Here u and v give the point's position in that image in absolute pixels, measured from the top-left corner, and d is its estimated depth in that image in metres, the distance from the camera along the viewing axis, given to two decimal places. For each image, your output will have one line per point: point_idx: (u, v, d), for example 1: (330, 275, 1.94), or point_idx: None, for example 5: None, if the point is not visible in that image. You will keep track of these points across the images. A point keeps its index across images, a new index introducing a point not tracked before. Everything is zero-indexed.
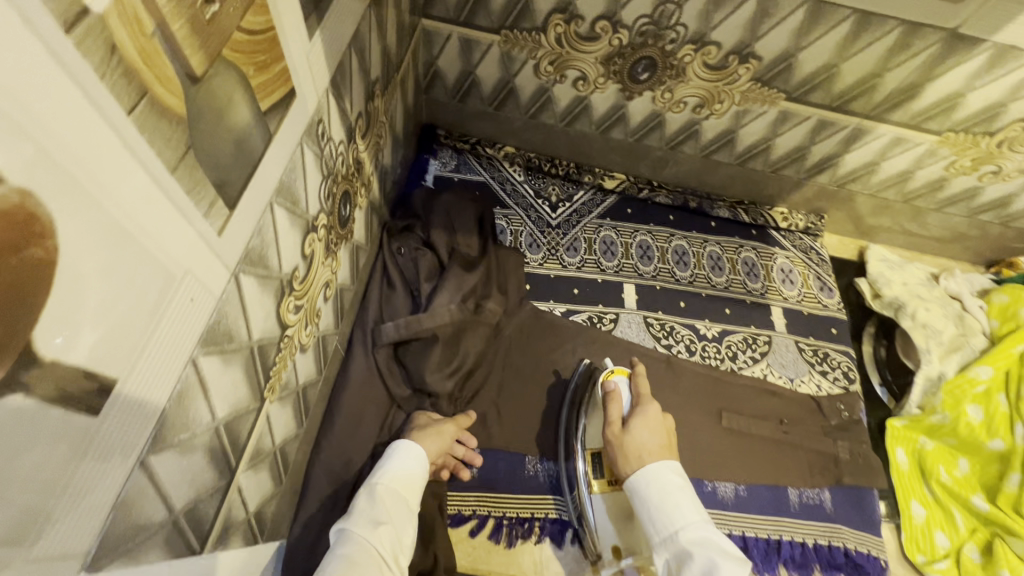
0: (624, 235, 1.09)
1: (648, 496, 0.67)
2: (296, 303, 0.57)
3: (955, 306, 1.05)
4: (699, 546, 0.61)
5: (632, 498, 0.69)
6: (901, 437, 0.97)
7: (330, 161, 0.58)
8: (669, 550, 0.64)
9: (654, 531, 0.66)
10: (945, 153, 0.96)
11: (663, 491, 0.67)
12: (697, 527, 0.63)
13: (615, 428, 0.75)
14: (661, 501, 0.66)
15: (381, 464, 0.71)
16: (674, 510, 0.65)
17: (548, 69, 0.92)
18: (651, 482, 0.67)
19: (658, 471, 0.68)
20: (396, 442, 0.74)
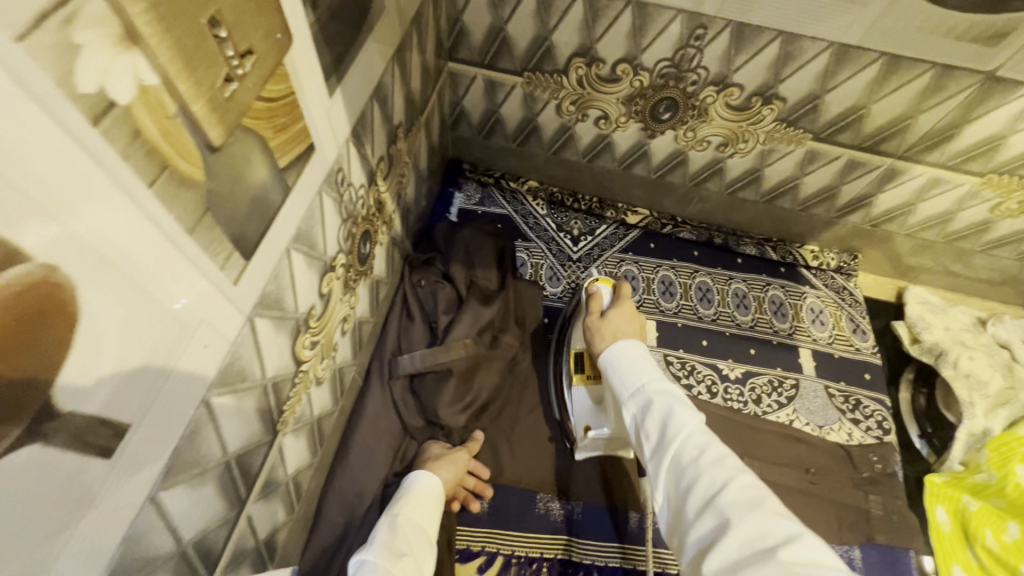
0: (646, 271, 1.08)
1: (619, 360, 0.66)
2: (312, 339, 0.60)
3: (1003, 355, 0.98)
4: (662, 393, 0.59)
5: (603, 368, 0.67)
6: (942, 495, 0.90)
7: (350, 205, 0.61)
8: (633, 400, 0.61)
9: (622, 388, 0.63)
10: (988, 195, 0.91)
11: (632, 357, 0.65)
12: (661, 383, 0.61)
13: (594, 317, 0.75)
14: (631, 365, 0.64)
15: (398, 498, 0.71)
16: (642, 369, 0.63)
17: (570, 108, 0.94)
18: (623, 350, 0.66)
19: (630, 343, 0.66)
20: (410, 473, 0.75)
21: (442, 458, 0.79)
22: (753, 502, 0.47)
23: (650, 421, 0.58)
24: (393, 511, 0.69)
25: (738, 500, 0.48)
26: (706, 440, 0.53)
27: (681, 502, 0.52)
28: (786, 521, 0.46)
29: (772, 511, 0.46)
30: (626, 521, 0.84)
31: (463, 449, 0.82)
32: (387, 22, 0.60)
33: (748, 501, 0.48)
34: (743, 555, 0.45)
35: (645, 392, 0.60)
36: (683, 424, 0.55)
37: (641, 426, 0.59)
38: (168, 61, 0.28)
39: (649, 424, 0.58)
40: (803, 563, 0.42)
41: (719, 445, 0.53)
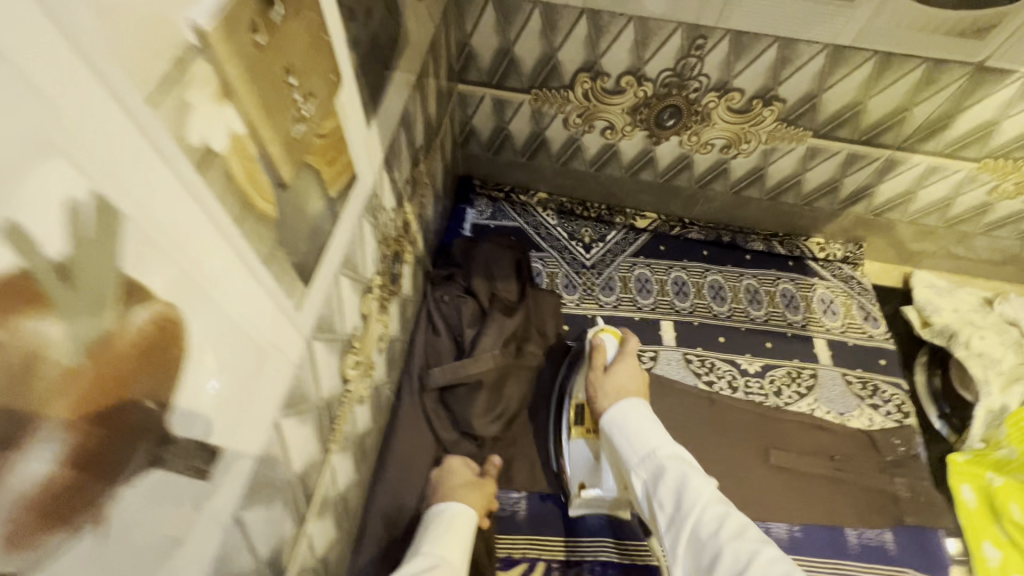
0: (658, 273, 1.11)
1: (626, 426, 0.68)
2: (355, 360, 0.62)
3: (1013, 332, 1.01)
4: (673, 460, 0.61)
5: (609, 432, 0.70)
6: (966, 473, 0.92)
7: (383, 228, 0.64)
8: (645, 469, 0.63)
9: (632, 454, 0.66)
10: (985, 179, 0.95)
11: (638, 423, 0.68)
12: (673, 449, 0.63)
13: (597, 372, 0.79)
14: (639, 432, 0.67)
15: (445, 535, 0.69)
16: (651, 434, 0.66)
17: (577, 121, 0.97)
18: (627, 411, 0.69)
19: (636, 403, 0.70)
20: (458, 507, 0.73)
21: (469, 487, 0.78)
22: (777, 574, 0.48)
23: (664, 490, 0.59)
24: (441, 552, 0.66)
25: (762, 572, 0.48)
26: (722, 509, 0.55)
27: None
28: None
29: None
30: None
31: (488, 480, 0.80)
32: (410, 53, 0.63)
33: (772, 575, 0.48)
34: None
35: (657, 459, 0.63)
36: (698, 493, 0.56)
37: (655, 496, 0.60)
38: (254, 108, 0.31)
39: (661, 493, 0.59)
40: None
41: (734, 515, 0.54)
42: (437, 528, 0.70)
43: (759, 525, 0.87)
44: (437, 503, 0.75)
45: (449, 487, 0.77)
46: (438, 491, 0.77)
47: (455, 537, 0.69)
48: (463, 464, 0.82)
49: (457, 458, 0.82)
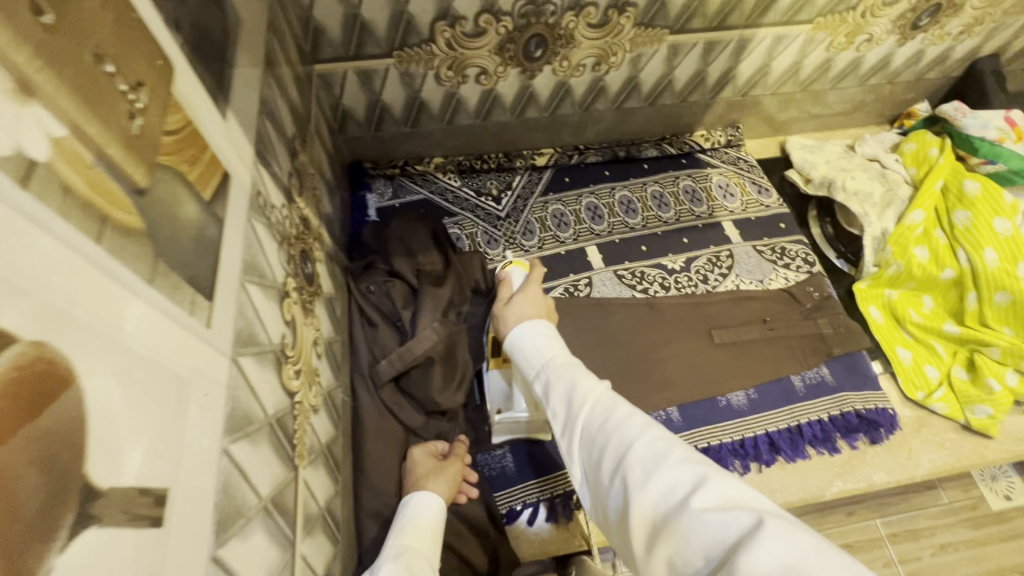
0: (571, 204, 1.13)
1: (523, 342, 0.68)
2: (294, 369, 0.58)
3: (875, 167, 1.14)
4: (564, 367, 0.62)
5: (511, 351, 0.70)
6: (871, 296, 1.05)
7: (279, 226, 0.59)
8: (539, 379, 0.64)
9: (528, 369, 0.66)
10: (822, 37, 1.04)
11: (533, 338, 0.68)
12: (563, 358, 0.64)
13: (500, 304, 0.80)
14: (535, 346, 0.67)
15: (410, 529, 0.67)
16: (544, 346, 0.66)
17: (448, 73, 0.95)
18: (527, 329, 0.69)
19: (532, 323, 0.69)
20: (420, 499, 0.72)
21: (436, 474, 0.77)
22: (660, 456, 0.50)
23: (556, 398, 0.61)
24: (407, 544, 0.65)
25: (647, 458, 0.50)
26: (610, 405, 0.56)
27: (596, 471, 0.55)
28: (689, 464, 0.48)
29: (679, 460, 0.49)
30: None
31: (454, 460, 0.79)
32: (247, 34, 0.58)
33: (654, 454, 0.50)
34: (660, 511, 0.47)
35: (548, 368, 0.63)
36: (586, 395, 0.58)
37: (550, 405, 0.62)
38: (69, 104, 0.26)
39: (555, 401, 0.61)
40: (715, 507, 0.44)
41: (621, 406, 0.56)
42: (400, 524, 0.69)
43: (720, 400, 0.95)
44: (407, 497, 0.74)
45: (419, 481, 0.76)
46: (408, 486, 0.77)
47: (420, 528, 0.68)
48: (427, 451, 0.81)
49: (419, 448, 0.82)
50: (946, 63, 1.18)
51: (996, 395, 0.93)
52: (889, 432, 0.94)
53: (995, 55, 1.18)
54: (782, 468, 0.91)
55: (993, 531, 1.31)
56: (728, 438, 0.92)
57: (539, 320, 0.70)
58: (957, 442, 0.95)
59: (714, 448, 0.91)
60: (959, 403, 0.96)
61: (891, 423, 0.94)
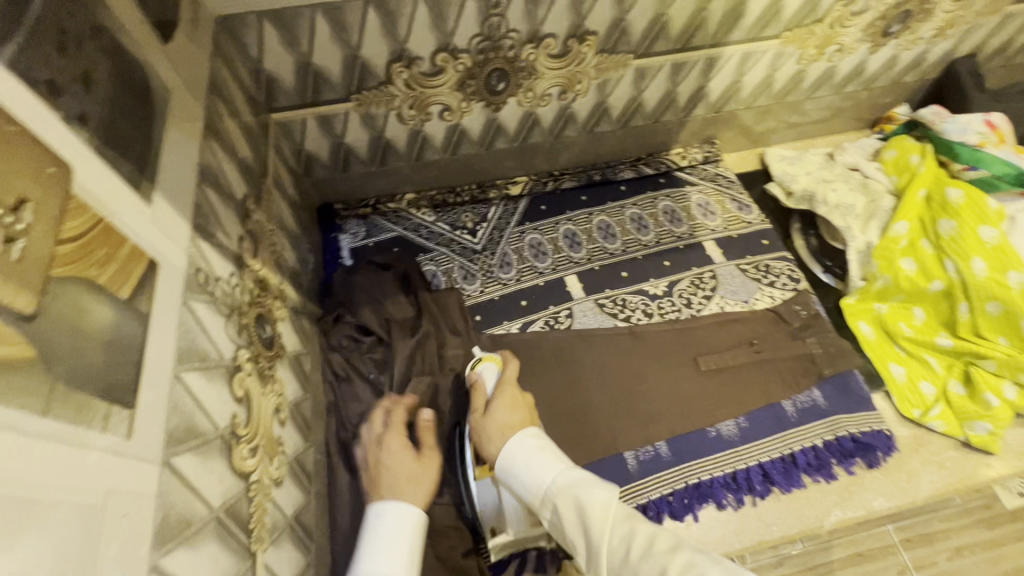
0: (548, 233, 1.11)
1: (516, 465, 0.66)
2: (249, 447, 0.56)
3: (857, 176, 1.12)
4: (567, 491, 0.61)
5: (504, 477, 0.67)
6: (860, 311, 1.02)
7: (227, 298, 0.57)
8: (546, 507, 0.63)
9: (530, 496, 0.64)
10: (791, 51, 1.02)
11: (525, 458, 0.66)
12: (563, 475, 0.63)
13: (478, 413, 0.75)
14: (529, 469, 0.65)
15: (389, 541, 0.65)
16: (540, 470, 0.64)
17: (411, 112, 0.93)
18: (514, 449, 0.67)
19: (521, 439, 0.67)
20: (397, 502, 0.68)
21: (415, 478, 0.72)
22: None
23: (569, 527, 0.60)
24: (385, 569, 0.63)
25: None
26: (630, 532, 0.56)
27: None
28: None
29: None
30: (625, 462, 0.89)
31: (432, 457, 0.74)
32: (179, 103, 0.55)
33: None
34: None
35: (551, 494, 0.62)
36: (601, 524, 0.57)
37: (564, 532, 0.60)
38: None
39: (570, 531, 0.60)
40: None
41: (639, 532, 0.56)
42: (377, 534, 0.65)
43: (709, 431, 0.92)
44: (383, 501, 0.69)
45: (395, 483, 0.71)
46: (381, 486, 0.71)
47: (399, 544, 0.65)
48: (401, 446, 0.76)
49: (394, 439, 0.77)
50: (922, 66, 1.16)
51: (995, 411, 0.90)
52: (886, 455, 0.91)
53: (972, 54, 1.16)
54: (777, 499, 0.88)
55: (1011, 532, 1.26)
56: (719, 471, 0.88)
57: (525, 431, 0.68)
58: (957, 460, 0.92)
59: (706, 483, 0.88)
60: (958, 420, 0.93)
61: (888, 444, 0.91)
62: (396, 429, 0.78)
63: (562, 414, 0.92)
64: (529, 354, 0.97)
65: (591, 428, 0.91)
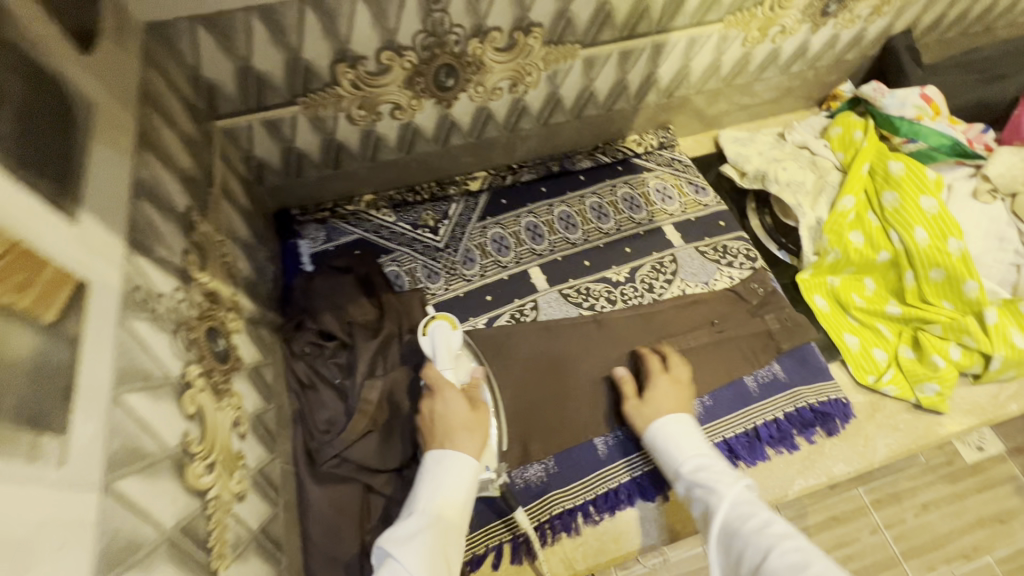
0: (510, 226, 1.11)
1: (664, 441, 0.84)
2: (205, 464, 0.55)
3: (806, 154, 1.15)
4: (701, 472, 0.77)
5: (651, 449, 0.86)
6: (815, 285, 1.05)
7: (172, 314, 0.56)
8: (680, 480, 0.80)
9: (670, 469, 0.82)
10: (735, 34, 1.04)
11: (677, 438, 0.83)
12: (713, 460, 0.79)
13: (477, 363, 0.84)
14: (681, 443, 0.82)
15: (448, 488, 0.70)
16: (684, 449, 0.81)
17: (361, 113, 0.91)
18: (665, 425, 0.84)
19: (677, 419, 0.85)
20: (454, 448, 0.73)
21: (469, 427, 0.76)
22: (798, 568, 0.60)
23: (699, 497, 0.76)
24: (439, 512, 0.68)
25: (785, 567, 0.60)
26: (753, 511, 0.69)
27: (735, 568, 0.66)
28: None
29: (815, 573, 0.58)
30: (595, 449, 0.91)
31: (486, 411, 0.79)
32: (106, 115, 0.54)
33: (793, 564, 0.60)
34: None
35: (686, 470, 0.79)
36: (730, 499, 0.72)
37: (693, 499, 0.77)
38: None
39: (699, 499, 0.76)
40: None
41: (757, 513, 0.69)
42: (436, 479, 0.71)
43: None
44: (441, 447, 0.74)
45: (450, 428, 0.75)
46: (437, 431, 0.76)
47: (457, 489, 0.70)
48: (455, 397, 0.79)
49: (448, 392, 0.79)
50: (862, 44, 1.20)
51: (941, 372, 0.95)
52: (844, 422, 0.95)
53: (908, 31, 1.20)
54: (743, 473, 0.91)
55: (970, 485, 1.32)
56: None
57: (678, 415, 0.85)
58: (910, 422, 0.96)
59: None
60: (908, 384, 0.97)
61: (845, 412, 0.95)
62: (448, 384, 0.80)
63: (538, 402, 0.93)
64: (505, 347, 0.98)
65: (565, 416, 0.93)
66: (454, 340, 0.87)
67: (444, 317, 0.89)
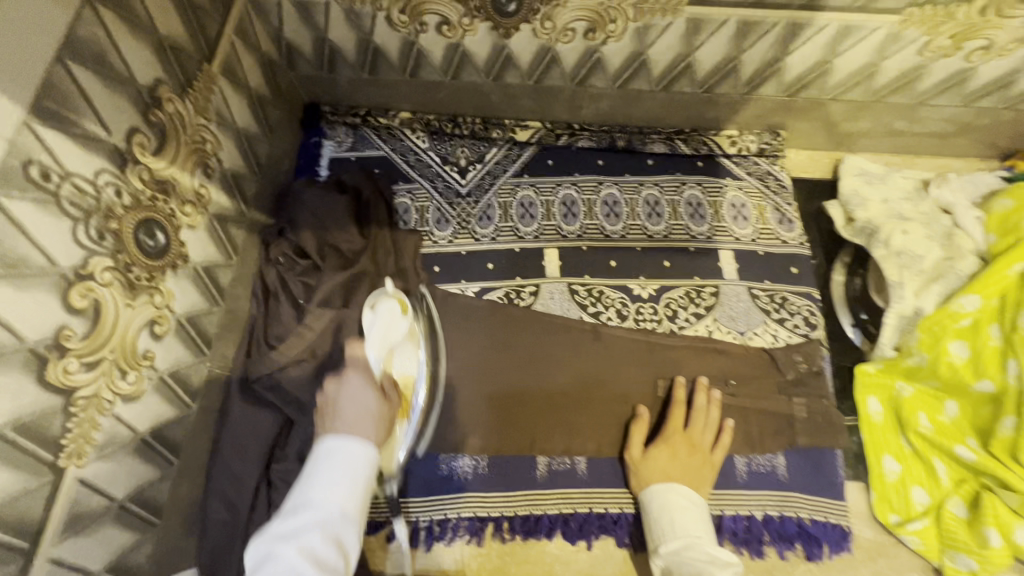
0: (544, 194, 0.97)
1: (657, 505, 0.73)
2: (86, 361, 0.52)
3: (944, 221, 0.88)
4: (689, 551, 0.68)
5: (642, 504, 0.76)
6: (875, 385, 0.84)
7: (83, 198, 0.51)
8: (664, 554, 0.69)
9: (655, 535, 0.72)
10: (912, 34, 0.76)
11: (671, 503, 0.72)
12: (709, 540, 0.69)
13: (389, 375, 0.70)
14: (677, 509, 0.72)
15: (342, 478, 0.55)
16: (681, 520, 0.71)
17: (403, 18, 0.79)
18: (666, 491, 0.73)
19: (677, 488, 0.73)
20: (350, 433, 0.59)
21: (378, 417, 0.62)
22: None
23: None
24: (338, 504, 0.53)
25: None
26: None
27: None
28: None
29: None
30: (535, 468, 0.81)
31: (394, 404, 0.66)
32: None
33: None
34: None
35: (673, 544, 0.69)
36: None
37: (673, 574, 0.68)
38: None
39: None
40: None
41: None
42: (332, 460, 0.56)
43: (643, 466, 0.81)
44: (335, 435, 0.58)
45: (345, 415, 0.61)
46: (329, 416, 0.63)
47: (354, 479, 0.55)
48: (364, 383, 0.65)
49: (356, 377, 0.66)
50: None
51: (989, 552, 0.72)
52: (833, 553, 0.78)
53: None
54: None
55: None
56: (631, 509, 0.79)
57: (677, 487, 0.74)
58: None
59: (611, 516, 0.79)
60: (940, 544, 0.77)
61: (838, 543, 0.78)
62: (362, 368, 0.67)
63: (504, 401, 0.84)
64: (491, 331, 0.88)
65: (528, 423, 0.83)
66: (394, 329, 0.70)
67: (397, 300, 0.73)
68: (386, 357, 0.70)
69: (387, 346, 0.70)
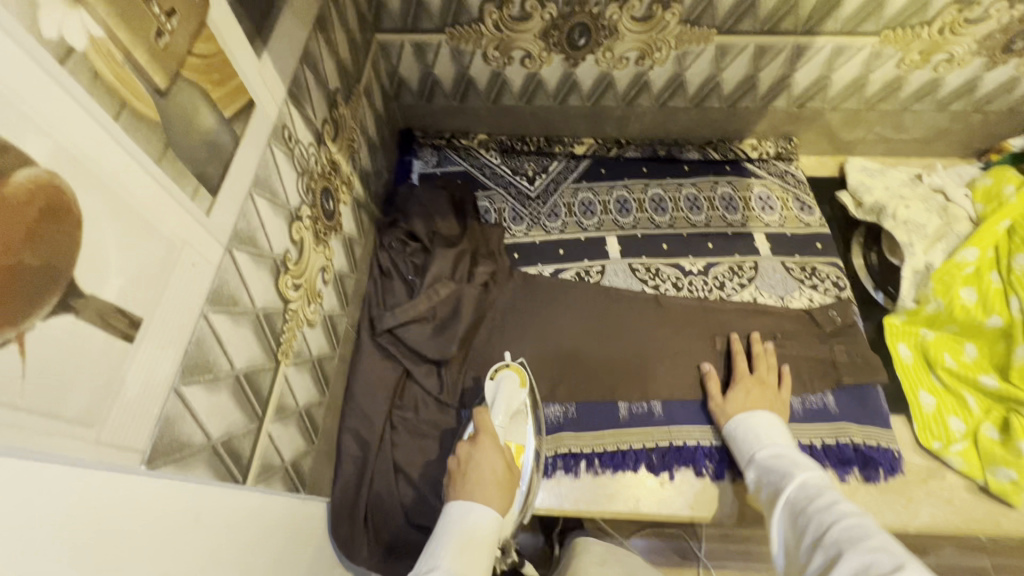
0: (601, 194, 1.15)
1: (744, 428, 0.83)
2: (295, 282, 0.68)
3: (939, 199, 1.06)
4: (774, 457, 0.76)
5: (730, 430, 0.85)
6: (902, 333, 0.99)
7: (302, 160, 0.70)
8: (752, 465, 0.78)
9: (745, 451, 0.81)
10: (890, 51, 0.99)
11: (756, 424, 0.82)
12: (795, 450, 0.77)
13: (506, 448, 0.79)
14: (763, 429, 0.81)
15: (463, 550, 0.63)
16: (767, 434, 0.80)
17: (496, 54, 1.02)
18: (752, 417, 0.83)
19: (759, 413, 0.83)
20: (479, 500, 0.69)
21: (501, 484, 0.73)
22: (858, 538, 0.56)
23: (768, 478, 0.74)
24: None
25: (841, 536, 0.57)
26: (819, 489, 0.66)
27: (796, 542, 0.63)
28: (889, 554, 0.53)
29: (874, 547, 0.54)
30: (617, 412, 0.93)
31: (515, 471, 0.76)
32: None
33: (852, 536, 0.56)
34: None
35: (760, 453, 0.78)
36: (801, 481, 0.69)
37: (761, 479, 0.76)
38: (107, 14, 0.38)
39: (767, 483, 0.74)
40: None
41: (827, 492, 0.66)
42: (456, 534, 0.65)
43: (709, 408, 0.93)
44: (467, 498, 0.69)
45: (477, 479, 0.72)
46: (461, 481, 0.72)
47: (472, 553, 0.63)
48: (494, 449, 0.77)
49: (486, 443, 0.77)
50: None
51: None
52: (888, 474, 0.88)
53: None
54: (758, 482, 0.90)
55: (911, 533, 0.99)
56: (707, 441, 0.90)
57: (756, 411, 0.85)
58: (969, 503, 0.87)
59: (689, 449, 0.90)
60: (981, 463, 0.87)
61: (892, 465, 0.88)
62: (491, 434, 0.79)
63: (586, 355, 0.98)
64: (566, 298, 1.03)
65: (607, 373, 0.96)
66: (515, 398, 0.87)
67: (516, 369, 0.90)
68: (507, 422, 0.85)
69: (509, 413, 0.86)
